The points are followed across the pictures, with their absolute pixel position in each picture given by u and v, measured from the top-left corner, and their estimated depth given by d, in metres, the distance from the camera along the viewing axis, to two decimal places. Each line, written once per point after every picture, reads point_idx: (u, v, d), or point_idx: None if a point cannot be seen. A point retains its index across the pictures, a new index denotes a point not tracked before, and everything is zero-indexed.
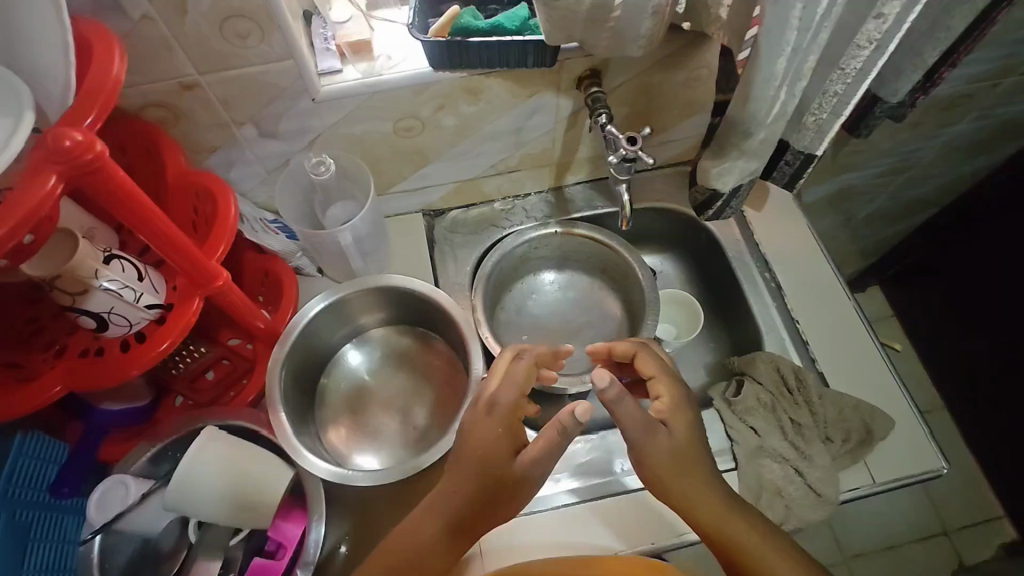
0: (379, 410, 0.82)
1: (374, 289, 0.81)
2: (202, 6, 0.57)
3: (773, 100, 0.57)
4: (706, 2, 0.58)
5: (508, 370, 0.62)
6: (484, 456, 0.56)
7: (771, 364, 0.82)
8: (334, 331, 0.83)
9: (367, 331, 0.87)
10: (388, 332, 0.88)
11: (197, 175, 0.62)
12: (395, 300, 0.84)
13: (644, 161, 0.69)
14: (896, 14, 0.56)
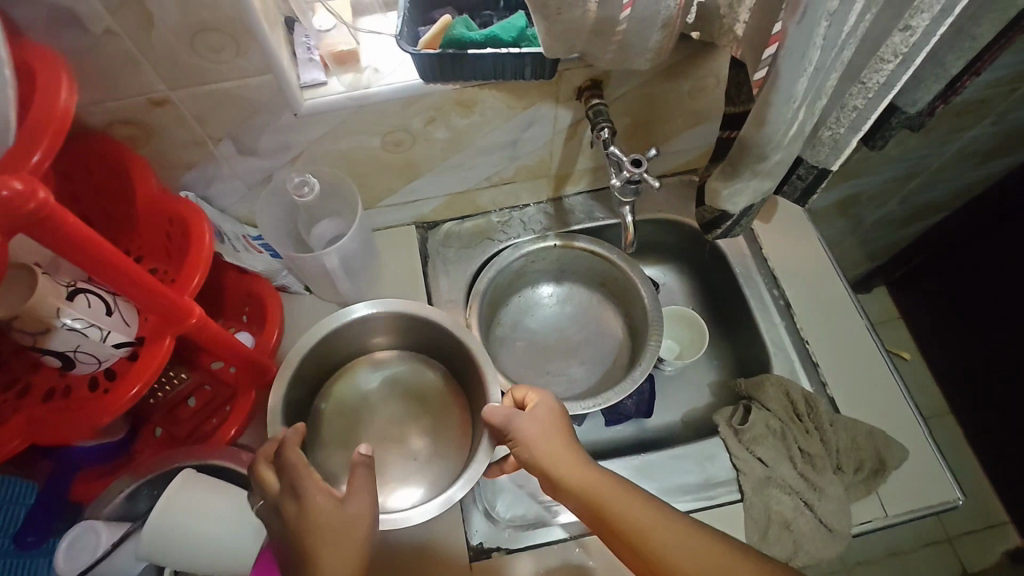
0: (373, 440, 0.76)
1: (389, 313, 0.76)
2: (169, 19, 0.52)
3: (791, 121, 0.52)
4: (719, 13, 0.54)
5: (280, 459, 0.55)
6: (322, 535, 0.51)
7: (780, 389, 0.78)
8: (336, 353, 0.78)
9: (371, 355, 0.81)
10: (396, 357, 0.82)
11: (174, 203, 0.58)
12: (396, 323, 0.78)
13: (650, 185, 0.65)
14: (926, 26, 0.52)
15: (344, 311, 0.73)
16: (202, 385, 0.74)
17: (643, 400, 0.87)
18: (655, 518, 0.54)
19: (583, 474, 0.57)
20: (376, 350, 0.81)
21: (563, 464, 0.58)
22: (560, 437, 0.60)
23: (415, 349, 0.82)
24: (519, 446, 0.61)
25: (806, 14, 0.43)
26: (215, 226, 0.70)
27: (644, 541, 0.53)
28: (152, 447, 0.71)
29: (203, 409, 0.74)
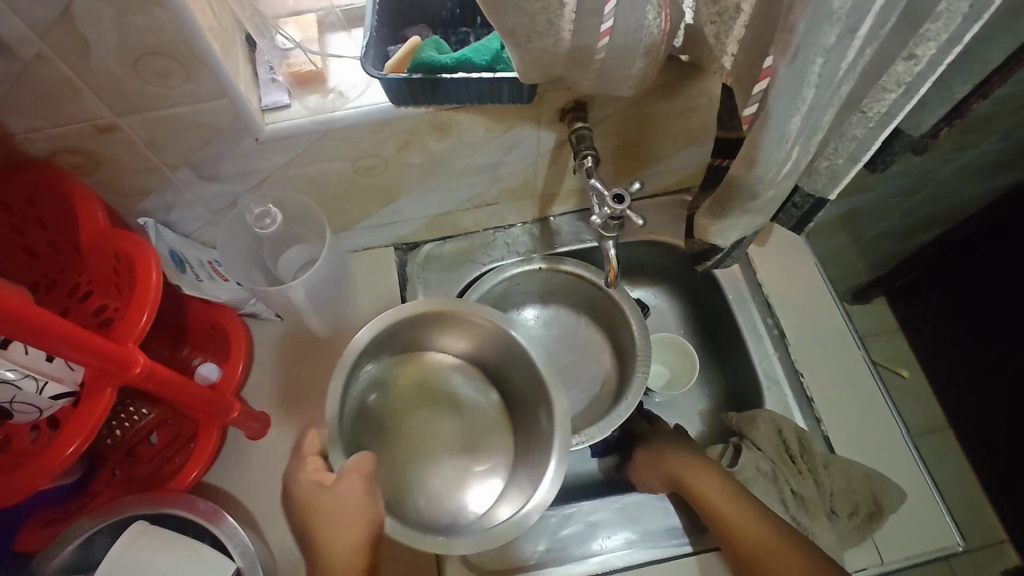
0: (416, 456, 0.73)
1: (479, 322, 0.72)
2: (108, 43, 0.48)
3: (784, 160, 0.49)
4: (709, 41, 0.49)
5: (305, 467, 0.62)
6: (343, 518, 0.57)
7: (772, 426, 0.74)
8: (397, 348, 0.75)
9: (437, 354, 0.77)
10: (454, 367, 0.78)
11: (125, 241, 0.55)
12: (469, 326, 0.74)
13: (634, 224, 0.62)
14: (931, 55, 0.48)
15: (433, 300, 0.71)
16: (165, 422, 0.70)
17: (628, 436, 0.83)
18: (735, 504, 0.64)
19: (689, 476, 0.68)
20: (442, 352, 0.78)
21: (671, 463, 0.71)
22: (681, 443, 0.73)
23: (479, 367, 0.78)
24: (646, 456, 0.75)
25: (798, 54, 0.39)
26: (176, 253, 0.67)
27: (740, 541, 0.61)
28: (108, 491, 0.67)
29: (166, 449, 0.70)
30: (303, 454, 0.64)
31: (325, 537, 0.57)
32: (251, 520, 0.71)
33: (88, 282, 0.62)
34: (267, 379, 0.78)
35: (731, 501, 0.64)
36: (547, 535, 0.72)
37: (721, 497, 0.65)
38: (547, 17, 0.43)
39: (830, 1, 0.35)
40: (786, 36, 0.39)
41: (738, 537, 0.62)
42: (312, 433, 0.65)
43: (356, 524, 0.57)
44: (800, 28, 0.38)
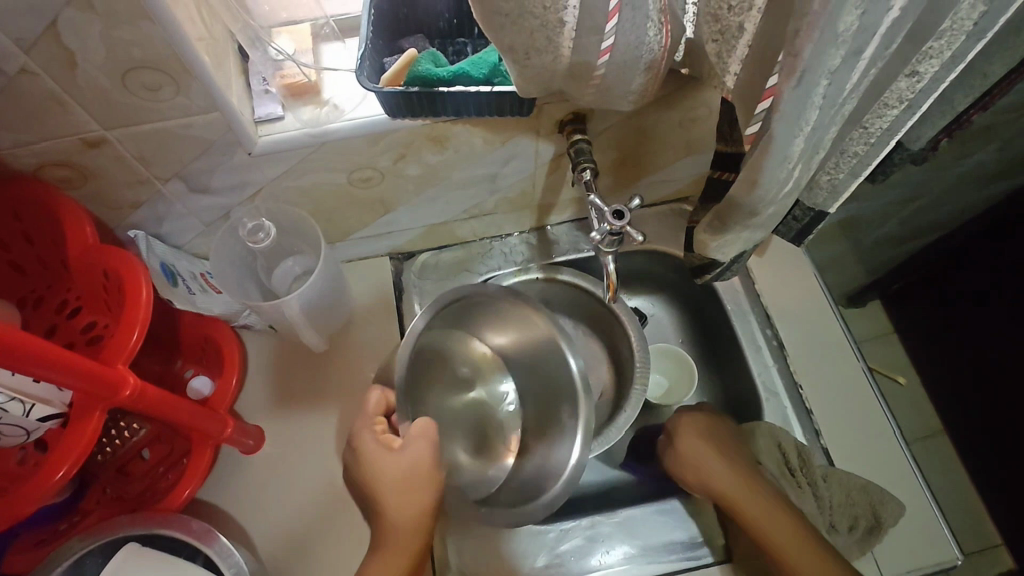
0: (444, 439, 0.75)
1: (529, 320, 0.73)
2: (95, 58, 0.46)
3: (785, 179, 0.48)
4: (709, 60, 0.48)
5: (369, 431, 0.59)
6: (405, 480, 0.57)
7: (772, 440, 0.73)
8: (445, 331, 0.76)
9: (478, 341, 0.79)
10: (489, 359, 0.79)
11: (115, 259, 0.54)
12: (512, 322, 0.75)
13: (635, 241, 0.62)
14: (934, 72, 0.47)
15: (489, 290, 0.72)
16: (158, 438, 0.69)
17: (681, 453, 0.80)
18: (776, 516, 0.65)
19: (720, 479, 0.69)
20: (482, 342, 0.79)
21: (717, 479, 0.69)
22: (721, 450, 0.71)
23: (510, 365, 0.79)
24: (682, 458, 0.72)
25: (803, 77, 0.38)
26: (168, 266, 0.66)
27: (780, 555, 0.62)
28: (100, 509, 0.66)
29: (159, 465, 0.69)
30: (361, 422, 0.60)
31: (386, 509, 0.57)
32: (244, 537, 0.70)
33: (77, 298, 0.61)
34: (261, 393, 0.77)
35: (794, 539, 0.63)
36: (546, 550, 0.72)
37: (781, 530, 0.63)
38: (546, 34, 0.42)
39: (835, 24, 0.35)
40: (791, 59, 0.38)
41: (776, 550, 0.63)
42: (377, 394, 0.62)
43: (419, 488, 0.57)
44: (805, 51, 0.37)
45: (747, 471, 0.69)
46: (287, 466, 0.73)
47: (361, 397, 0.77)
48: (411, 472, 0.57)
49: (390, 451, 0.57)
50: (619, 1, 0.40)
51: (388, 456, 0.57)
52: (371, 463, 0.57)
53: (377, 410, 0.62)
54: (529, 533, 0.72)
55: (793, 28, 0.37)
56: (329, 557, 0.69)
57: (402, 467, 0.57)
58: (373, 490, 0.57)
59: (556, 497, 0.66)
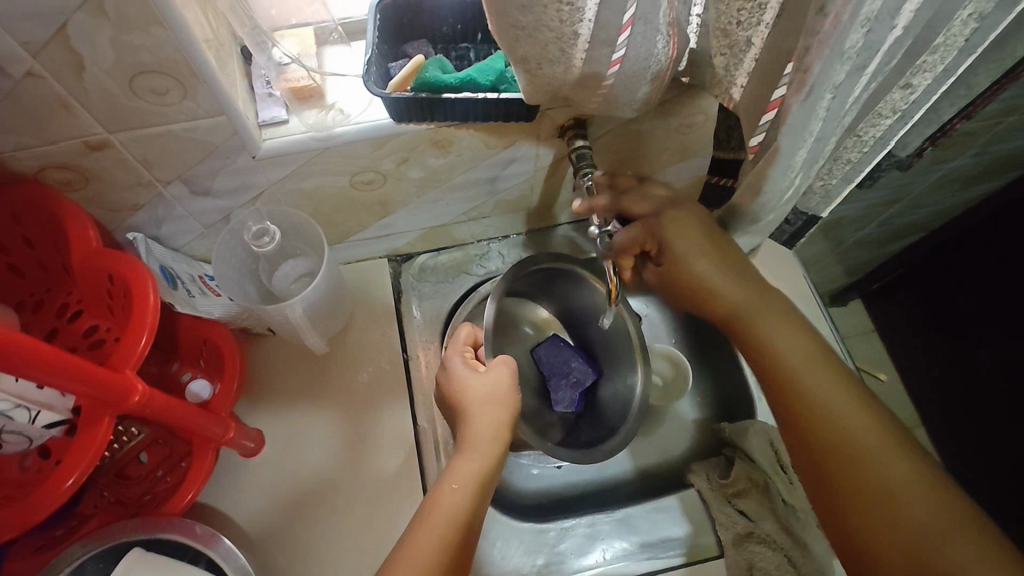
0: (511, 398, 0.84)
1: (590, 287, 0.80)
2: (104, 62, 0.46)
3: (787, 187, 0.51)
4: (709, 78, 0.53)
5: (454, 348, 0.68)
6: (490, 394, 0.63)
7: (764, 437, 0.76)
8: (514, 301, 0.86)
9: (539, 308, 0.88)
10: (552, 321, 0.88)
11: (123, 264, 0.54)
12: (569, 286, 0.82)
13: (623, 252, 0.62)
14: (927, 85, 0.49)
15: (554, 261, 0.78)
16: (157, 442, 0.69)
17: (546, 401, 0.83)
18: (795, 342, 0.56)
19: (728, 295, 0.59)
20: (543, 309, 0.88)
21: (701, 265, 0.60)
22: (735, 263, 0.59)
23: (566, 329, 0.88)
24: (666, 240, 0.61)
25: (812, 91, 0.40)
26: (167, 268, 0.66)
27: (803, 394, 0.54)
28: (100, 514, 0.65)
29: (157, 469, 0.68)
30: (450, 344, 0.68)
31: (471, 420, 0.61)
32: (245, 540, 0.70)
33: (78, 301, 0.62)
34: (261, 395, 0.77)
35: (813, 365, 0.54)
36: (546, 548, 0.73)
37: (796, 353, 0.55)
38: (559, 46, 0.44)
39: (842, 43, 0.37)
40: (801, 75, 0.40)
41: (794, 385, 0.54)
42: (468, 327, 0.70)
43: (498, 415, 0.61)
44: (814, 70, 0.39)
45: (732, 260, 0.60)
46: (287, 467, 0.74)
47: (361, 396, 0.78)
48: (491, 395, 0.63)
49: (474, 375, 0.64)
50: (632, 16, 0.41)
51: (475, 376, 0.64)
52: (460, 381, 0.64)
53: (466, 341, 0.69)
54: (528, 531, 0.74)
55: (803, 46, 0.39)
56: (332, 557, 0.70)
57: (482, 388, 0.63)
58: (465, 406, 0.62)
59: (619, 441, 0.75)
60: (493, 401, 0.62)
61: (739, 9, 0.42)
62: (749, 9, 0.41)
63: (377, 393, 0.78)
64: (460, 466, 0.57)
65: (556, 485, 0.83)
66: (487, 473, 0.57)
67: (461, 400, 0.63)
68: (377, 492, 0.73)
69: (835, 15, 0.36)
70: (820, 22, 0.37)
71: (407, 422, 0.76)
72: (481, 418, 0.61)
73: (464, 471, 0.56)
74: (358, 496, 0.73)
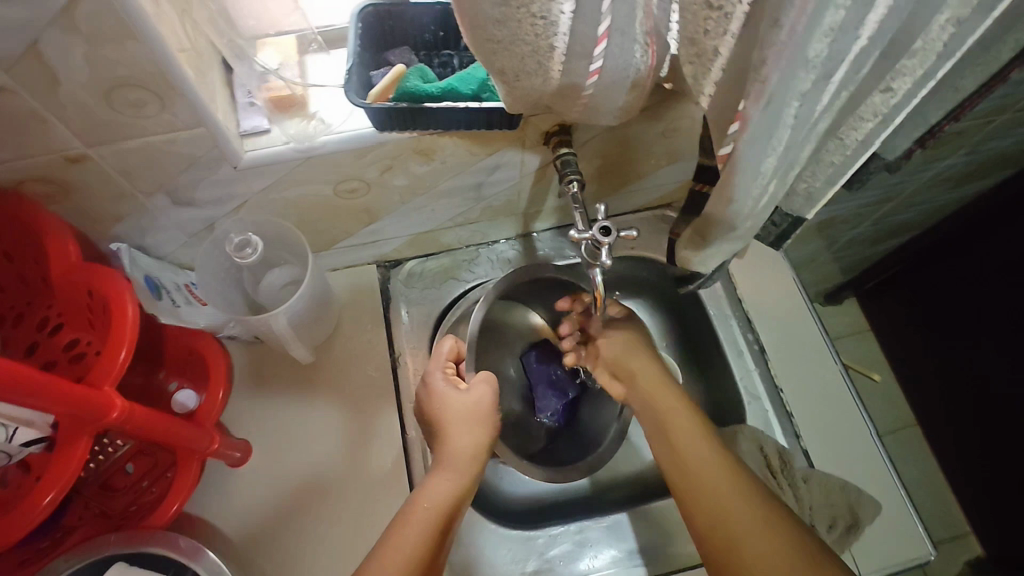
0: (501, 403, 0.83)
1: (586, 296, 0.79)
2: (78, 76, 0.46)
3: (760, 195, 0.51)
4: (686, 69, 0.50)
5: (437, 356, 0.68)
6: (472, 409, 0.65)
7: (754, 442, 0.75)
8: (509, 307, 0.81)
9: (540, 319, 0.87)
10: (545, 326, 0.86)
11: (104, 278, 0.54)
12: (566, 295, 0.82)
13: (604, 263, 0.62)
14: (907, 89, 0.48)
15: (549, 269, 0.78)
16: (141, 453, 0.69)
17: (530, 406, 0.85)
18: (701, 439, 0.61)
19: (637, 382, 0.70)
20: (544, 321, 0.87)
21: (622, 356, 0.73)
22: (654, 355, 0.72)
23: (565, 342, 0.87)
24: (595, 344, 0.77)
25: (774, 99, 0.40)
26: (152, 279, 0.65)
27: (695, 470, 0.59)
28: (84, 526, 0.65)
29: (143, 479, 0.68)
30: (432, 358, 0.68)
31: (449, 439, 0.63)
32: (232, 550, 0.70)
33: (58, 314, 0.61)
34: (248, 404, 0.77)
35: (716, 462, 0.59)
36: (536, 555, 0.73)
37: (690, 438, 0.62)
38: (536, 59, 0.44)
39: (802, 52, 0.36)
40: (760, 86, 0.40)
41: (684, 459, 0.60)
42: (451, 340, 0.69)
43: (477, 436, 0.64)
44: (773, 80, 0.39)
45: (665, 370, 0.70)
46: (271, 478, 0.73)
47: (349, 404, 0.77)
48: (472, 412, 0.65)
49: (455, 390, 0.66)
50: (607, 28, 0.41)
51: (456, 394, 0.65)
52: (439, 399, 0.66)
53: (449, 355, 0.69)
54: (518, 538, 0.73)
55: (759, 58, 0.39)
56: (318, 568, 0.69)
57: (465, 403, 0.65)
58: (443, 425, 0.64)
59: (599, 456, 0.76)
60: (475, 417, 0.65)
61: (705, 19, 0.41)
62: (716, 18, 0.41)
63: (365, 401, 0.78)
64: (436, 484, 0.59)
65: (546, 492, 0.83)
66: (461, 495, 0.59)
67: (441, 416, 0.65)
68: (366, 502, 0.73)
69: (790, 26, 0.36)
70: (775, 34, 0.37)
71: (395, 430, 0.76)
72: (461, 439, 0.63)
73: (440, 489, 0.58)
74: (347, 505, 0.72)
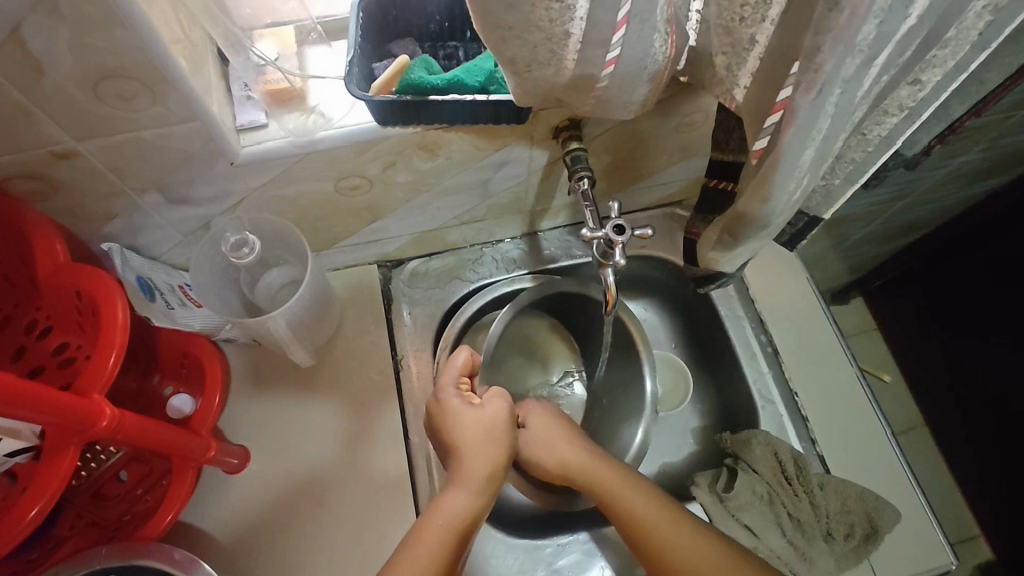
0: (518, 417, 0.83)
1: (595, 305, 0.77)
2: (63, 66, 0.43)
3: (794, 190, 0.48)
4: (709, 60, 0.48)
5: (449, 367, 0.65)
6: (490, 427, 0.63)
7: (768, 448, 0.73)
8: (537, 322, 0.81)
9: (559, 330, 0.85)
10: (570, 350, 0.86)
11: (96, 278, 0.52)
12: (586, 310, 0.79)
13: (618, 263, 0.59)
14: (936, 81, 0.46)
15: (570, 284, 0.75)
16: (135, 459, 0.67)
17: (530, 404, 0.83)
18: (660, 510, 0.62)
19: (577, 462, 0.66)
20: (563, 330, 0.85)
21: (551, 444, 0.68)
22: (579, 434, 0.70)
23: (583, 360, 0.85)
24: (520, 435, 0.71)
25: (822, 89, 0.38)
26: (145, 279, 0.63)
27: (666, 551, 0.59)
28: (75, 538, 0.62)
29: (137, 487, 0.66)
30: (444, 369, 0.65)
31: (462, 456, 0.61)
32: (228, 560, 0.67)
33: (47, 318, 0.59)
34: (247, 409, 0.74)
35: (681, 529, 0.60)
36: (543, 565, 0.70)
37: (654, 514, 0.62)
38: (550, 46, 0.41)
39: (855, 36, 0.34)
40: (812, 74, 0.37)
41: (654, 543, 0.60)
42: (466, 353, 0.66)
43: (489, 457, 0.62)
44: (826, 66, 0.36)
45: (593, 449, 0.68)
46: (270, 485, 0.71)
47: (350, 409, 0.75)
48: (491, 429, 0.63)
49: (473, 406, 0.63)
50: (627, 13, 0.39)
51: (474, 411, 0.63)
52: (456, 416, 0.62)
53: (464, 367, 0.66)
54: (524, 547, 0.71)
55: (812, 44, 0.36)
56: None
57: (484, 421, 0.63)
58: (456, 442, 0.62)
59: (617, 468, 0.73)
60: (491, 434, 0.63)
61: (743, 5, 0.40)
62: (754, 5, 0.39)
63: (365, 408, 0.75)
64: (451, 499, 0.57)
65: None
66: (472, 516, 0.58)
67: (456, 435, 0.61)
68: (369, 511, 0.70)
69: (851, 9, 0.33)
70: (835, 18, 0.34)
71: (398, 435, 0.74)
72: (476, 462, 0.61)
73: (455, 504, 0.57)
74: (347, 513, 0.70)
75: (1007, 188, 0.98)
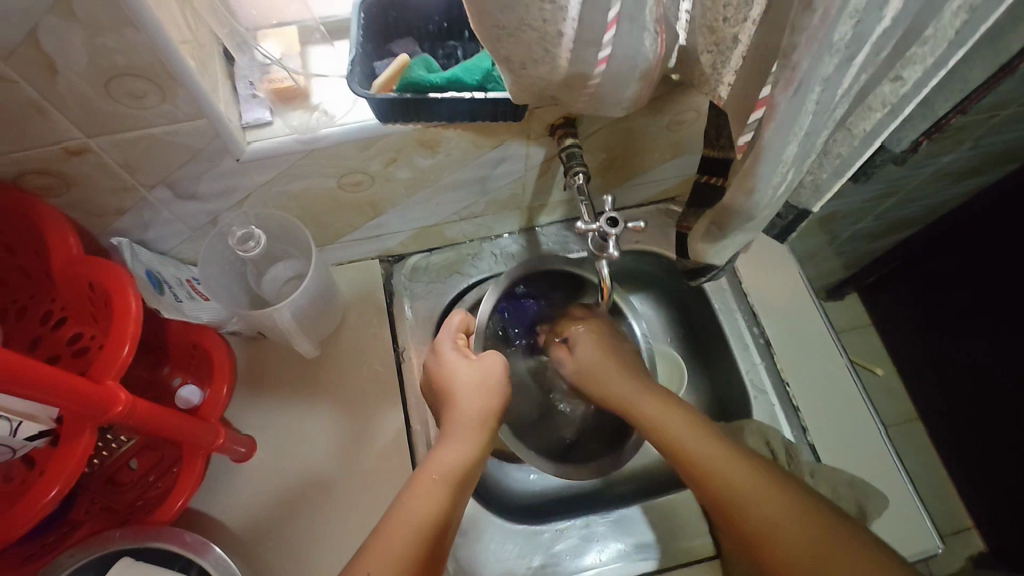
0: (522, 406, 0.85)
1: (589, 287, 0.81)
2: (77, 66, 0.45)
3: (779, 184, 0.50)
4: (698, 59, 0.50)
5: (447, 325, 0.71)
6: (482, 380, 0.66)
7: (760, 437, 0.75)
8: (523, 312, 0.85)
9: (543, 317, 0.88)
10: None
11: (108, 271, 0.54)
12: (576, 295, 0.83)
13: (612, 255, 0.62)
14: (916, 78, 0.48)
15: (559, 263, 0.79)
16: (146, 447, 0.69)
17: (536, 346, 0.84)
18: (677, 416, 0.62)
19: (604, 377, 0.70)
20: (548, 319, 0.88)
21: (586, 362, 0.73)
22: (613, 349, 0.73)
23: None
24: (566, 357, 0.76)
25: (800, 86, 0.39)
26: (154, 273, 0.65)
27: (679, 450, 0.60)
28: (90, 522, 0.65)
29: (148, 475, 0.68)
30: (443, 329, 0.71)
31: (458, 406, 0.64)
32: (236, 544, 0.70)
33: (62, 308, 0.61)
34: (253, 400, 0.76)
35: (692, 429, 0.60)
36: (541, 551, 0.72)
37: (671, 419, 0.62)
38: (544, 45, 0.43)
39: (829, 36, 0.36)
40: (789, 72, 0.39)
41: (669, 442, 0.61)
42: (461, 314, 0.72)
43: (482, 406, 0.64)
44: (803, 65, 0.38)
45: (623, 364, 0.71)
46: (276, 472, 0.73)
47: (352, 399, 0.77)
48: (484, 381, 0.66)
49: (465, 361, 0.67)
50: (617, 13, 0.40)
51: (465, 363, 0.67)
52: (449, 369, 0.67)
53: (460, 327, 0.72)
54: (523, 533, 0.73)
55: (790, 43, 0.38)
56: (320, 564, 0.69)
57: (472, 376, 0.66)
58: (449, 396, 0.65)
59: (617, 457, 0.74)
60: (483, 390, 0.66)
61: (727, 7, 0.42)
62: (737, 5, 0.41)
63: (367, 399, 0.77)
64: (443, 452, 0.60)
65: (551, 488, 0.83)
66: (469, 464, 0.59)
67: (449, 385, 0.66)
68: (372, 497, 0.72)
69: (823, 11, 0.35)
70: (809, 17, 0.36)
71: (400, 425, 0.76)
72: (466, 406, 0.64)
73: (449, 456, 0.59)
74: (351, 499, 0.72)
75: (996, 184, 0.99)
